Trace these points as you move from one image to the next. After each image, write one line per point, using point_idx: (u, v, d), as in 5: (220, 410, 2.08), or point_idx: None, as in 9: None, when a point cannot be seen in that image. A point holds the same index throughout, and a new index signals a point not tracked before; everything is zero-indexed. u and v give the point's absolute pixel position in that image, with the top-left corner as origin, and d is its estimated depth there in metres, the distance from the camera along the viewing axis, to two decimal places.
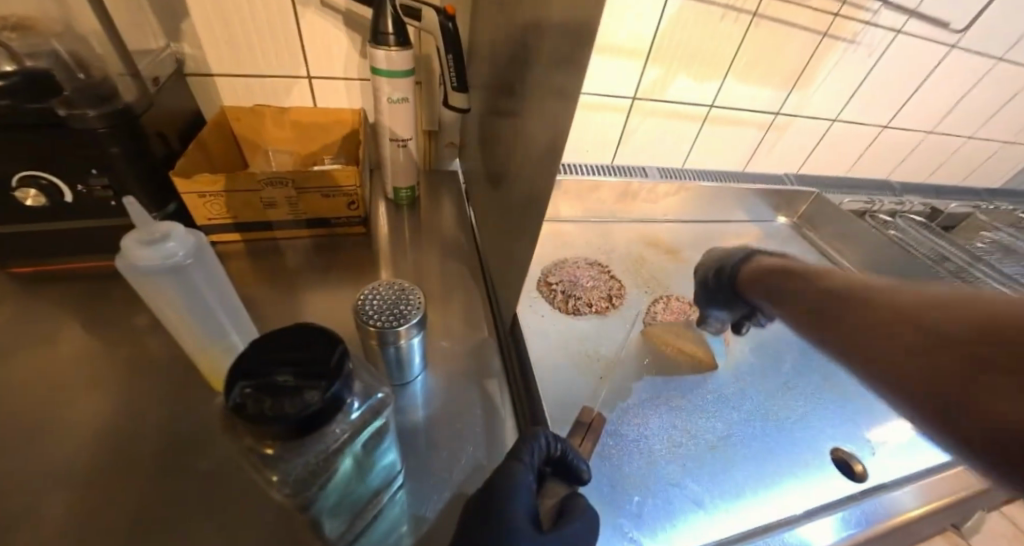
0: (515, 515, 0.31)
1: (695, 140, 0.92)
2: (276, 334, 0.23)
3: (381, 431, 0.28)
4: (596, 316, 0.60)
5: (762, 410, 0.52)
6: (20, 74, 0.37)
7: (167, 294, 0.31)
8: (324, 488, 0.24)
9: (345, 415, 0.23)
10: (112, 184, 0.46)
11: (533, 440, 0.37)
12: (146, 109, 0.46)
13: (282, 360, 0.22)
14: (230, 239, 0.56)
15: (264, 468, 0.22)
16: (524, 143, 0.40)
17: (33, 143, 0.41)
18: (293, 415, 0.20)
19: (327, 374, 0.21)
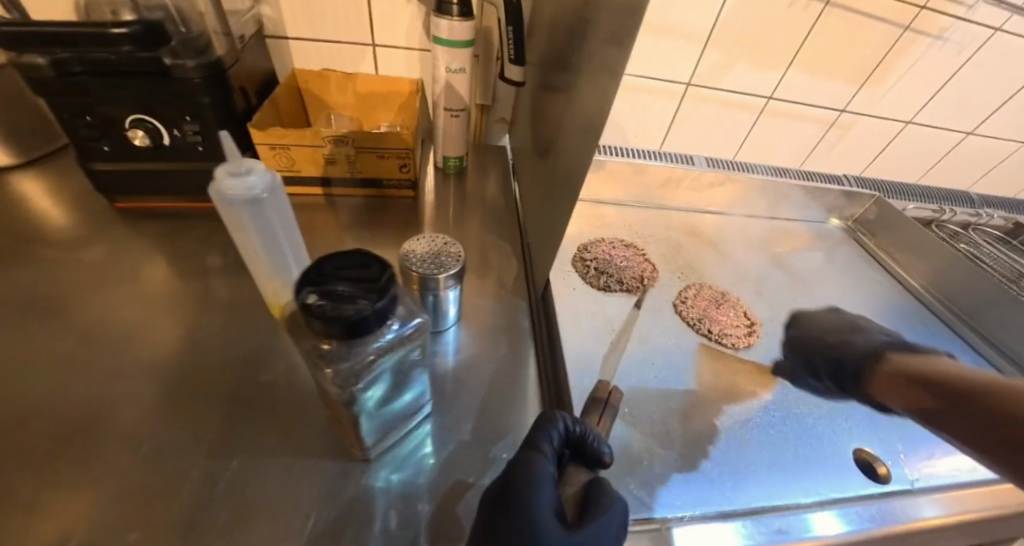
0: (538, 512, 0.32)
1: (750, 131, 0.89)
2: (331, 254, 0.26)
3: (415, 354, 0.32)
4: (626, 294, 0.61)
5: (786, 403, 0.52)
6: (135, 26, 0.42)
7: (248, 227, 0.36)
8: (364, 389, 0.28)
9: (388, 329, 0.27)
10: (201, 131, 0.51)
11: (551, 429, 0.36)
12: (233, 64, 0.52)
13: (341, 273, 0.25)
14: (295, 192, 0.62)
15: (318, 365, 0.27)
16: (573, 114, 0.41)
17: (144, 90, 0.47)
18: (349, 317, 0.23)
19: (378, 290, 0.24)
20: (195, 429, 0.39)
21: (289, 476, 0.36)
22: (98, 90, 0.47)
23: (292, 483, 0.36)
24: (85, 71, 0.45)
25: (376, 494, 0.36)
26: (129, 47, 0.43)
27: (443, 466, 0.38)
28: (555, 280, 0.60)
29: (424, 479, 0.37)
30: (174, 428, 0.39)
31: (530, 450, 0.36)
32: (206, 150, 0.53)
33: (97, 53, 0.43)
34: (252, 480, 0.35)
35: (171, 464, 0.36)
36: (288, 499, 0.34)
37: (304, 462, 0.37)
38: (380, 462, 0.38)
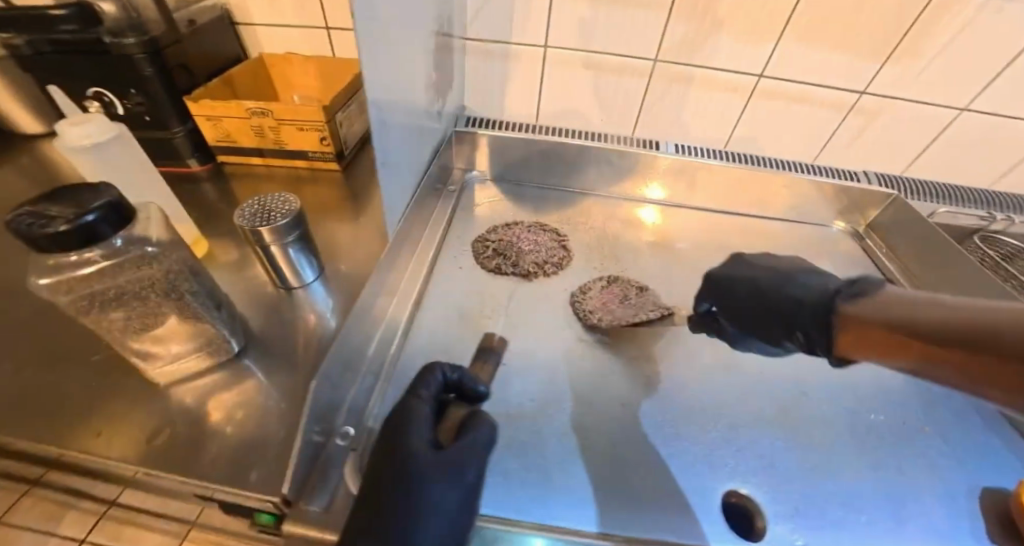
0: (417, 436, 0.31)
1: (741, 117, 0.76)
2: (57, 189, 0.28)
3: (166, 281, 0.34)
4: (518, 278, 0.56)
5: (657, 418, 0.43)
6: (71, 7, 0.50)
7: (103, 173, 0.40)
8: (92, 293, 0.31)
9: (110, 247, 0.29)
10: (147, 103, 0.58)
11: (428, 374, 0.35)
12: (173, 43, 0.57)
13: (59, 200, 0.27)
14: (236, 161, 0.67)
15: (43, 284, 0.28)
16: (400, 71, 0.40)
17: (97, 66, 0.55)
18: (55, 233, 0.26)
19: (87, 207, 0.27)
20: (45, 343, 0.43)
21: (90, 394, 0.39)
22: (64, 67, 0.55)
23: (88, 398, 0.38)
24: (52, 51, 0.54)
25: (148, 421, 0.37)
26: (71, 26, 0.51)
27: (224, 405, 0.38)
28: (444, 260, 0.58)
29: (195, 417, 0.37)
30: (33, 338, 0.44)
31: (405, 399, 0.34)
32: (153, 120, 0.60)
33: (54, 35, 0.52)
34: (61, 391, 0.39)
35: (12, 366, 0.41)
36: (79, 410, 0.38)
37: (110, 382, 0.40)
38: (170, 393, 0.39)
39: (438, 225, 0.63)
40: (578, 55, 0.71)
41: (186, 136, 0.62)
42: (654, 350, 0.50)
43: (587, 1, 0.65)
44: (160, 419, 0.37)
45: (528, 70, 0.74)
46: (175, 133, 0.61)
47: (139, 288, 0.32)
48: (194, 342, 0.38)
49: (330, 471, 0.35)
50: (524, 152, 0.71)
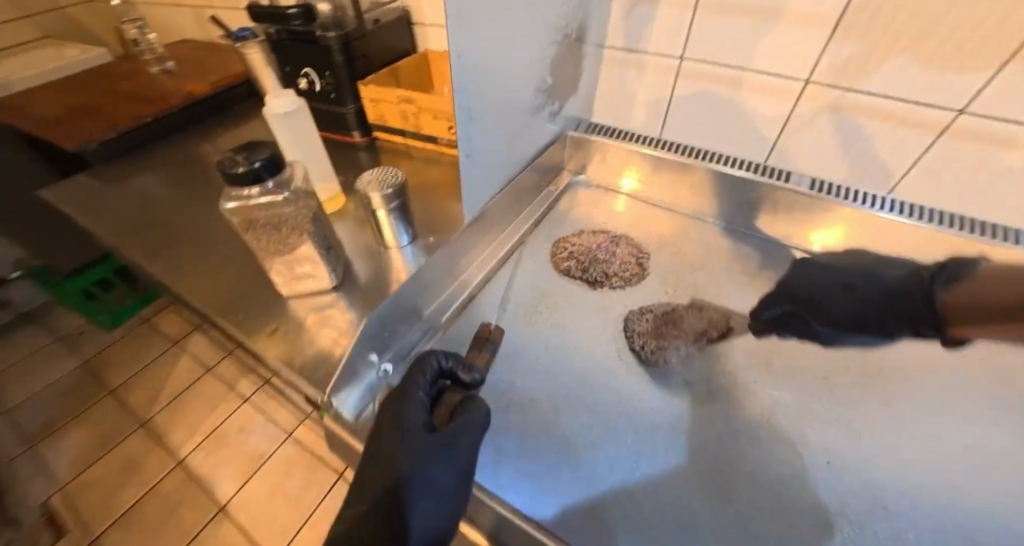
0: (409, 421, 0.37)
1: (918, 162, 0.60)
2: (248, 143, 0.41)
3: (291, 222, 0.44)
4: (584, 285, 0.56)
5: (670, 462, 0.41)
6: (302, 8, 0.67)
7: (288, 138, 0.53)
8: (252, 222, 0.43)
9: (263, 187, 0.41)
10: (335, 83, 0.74)
11: (424, 362, 0.41)
12: (360, 38, 0.72)
13: (246, 151, 0.41)
14: (387, 138, 0.82)
15: (226, 206, 0.42)
16: (502, 77, 0.44)
17: (311, 52, 0.72)
18: (237, 172, 0.38)
19: (256, 158, 0.39)
20: (235, 249, 0.62)
21: (246, 290, 0.55)
22: (292, 51, 0.74)
23: (244, 293, 0.54)
24: (288, 38, 0.73)
25: (270, 318, 0.50)
26: (299, 22, 0.68)
27: (313, 324, 0.49)
28: (522, 251, 0.62)
29: (296, 325, 0.49)
30: (230, 245, 0.63)
31: (400, 385, 0.40)
32: (335, 97, 0.77)
33: (289, 27, 0.70)
34: (231, 283, 0.56)
35: (216, 260, 0.60)
36: (235, 299, 0.53)
37: (258, 286, 0.55)
38: (287, 303, 0.52)
39: (525, 220, 0.66)
40: (714, 68, 0.66)
41: (355, 111, 0.78)
42: (708, 396, 0.45)
43: (733, 11, 0.59)
44: (279, 318, 0.50)
45: (659, 82, 0.72)
46: (349, 108, 0.78)
47: (275, 222, 0.43)
48: (306, 272, 0.49)
49: (366, 396, 0.43)
50: (637, 162, 0.70)
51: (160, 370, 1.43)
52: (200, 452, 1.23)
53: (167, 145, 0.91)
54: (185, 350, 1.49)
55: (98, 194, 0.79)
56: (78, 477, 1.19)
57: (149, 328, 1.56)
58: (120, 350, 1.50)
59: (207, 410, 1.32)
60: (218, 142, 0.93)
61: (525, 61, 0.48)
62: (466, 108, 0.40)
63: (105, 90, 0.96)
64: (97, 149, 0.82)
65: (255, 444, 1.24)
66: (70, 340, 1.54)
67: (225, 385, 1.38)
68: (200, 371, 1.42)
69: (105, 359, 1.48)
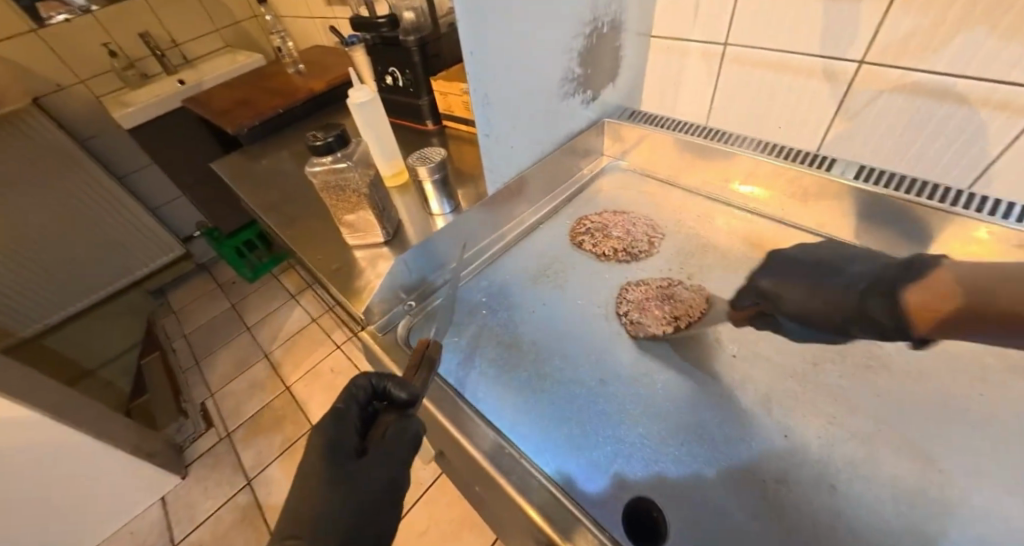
0: (336, 447, 0.43)
1: (1005, 151, 0.52)
2: (330, 125, 0.56)
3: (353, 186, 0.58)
4: (593, 258, 0.62)
5: (626, 404, 0.46)
6: (390, 18, 0.83)
7: (363, 121, 0.68)
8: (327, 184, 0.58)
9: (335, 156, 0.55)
10: (412, 79, 0.88)
11: (352, 390, 0.44)
12: (434, 39, 0.85)
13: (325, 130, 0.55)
14: (452, 125, 0.94)
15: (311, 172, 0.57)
16: (521, 68, 0.53)
17: (396, 53, 0.87)
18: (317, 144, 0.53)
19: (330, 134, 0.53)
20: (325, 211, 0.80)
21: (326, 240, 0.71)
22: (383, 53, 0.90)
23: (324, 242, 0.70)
24: (380, 43, 0.89)
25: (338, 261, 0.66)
26: (387, 29, 0.84)
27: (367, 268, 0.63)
28: (548, 223, 0.69)
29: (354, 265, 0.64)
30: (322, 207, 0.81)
31: (334, 411, 0.44)
32: (414, 91, 0.91)
33: (380, 34, 0.85)
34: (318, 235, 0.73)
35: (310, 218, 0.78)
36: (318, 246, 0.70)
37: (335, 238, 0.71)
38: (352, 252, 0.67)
39: (556, 196, 0.72)
40: (762, 54, 0.64)
41: (427, 102, 0.92)
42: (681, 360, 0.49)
43: None
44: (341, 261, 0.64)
45: (706, 68, 0.72)
46: (422, 99, 0.91)
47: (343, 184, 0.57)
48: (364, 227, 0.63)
49: (393, 319, 0.57)
50: (674, 150, 0.72)
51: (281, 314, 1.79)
52: (302, 382, 1.53)
53: (292, 131, 1.15)
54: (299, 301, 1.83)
55: (244, 167, 1.04)
56: (223, 387, 1.58)
57: (277, 282, 1.96)
58: (257, 298, 1.92)
59: (311, 351, 1.63)
60: None
61: (546, 53, 0.55)
62: (482, 93, 0.50)
63: (256, 89, 1.25)
64: (247, 133, 1.09)
65: (341, 382, 1.50)
66: (226, 287, 2.00)
67: (325, 333, 1.68)
68: (309, 319, 1.75)
69: (248, 303, 1.90)
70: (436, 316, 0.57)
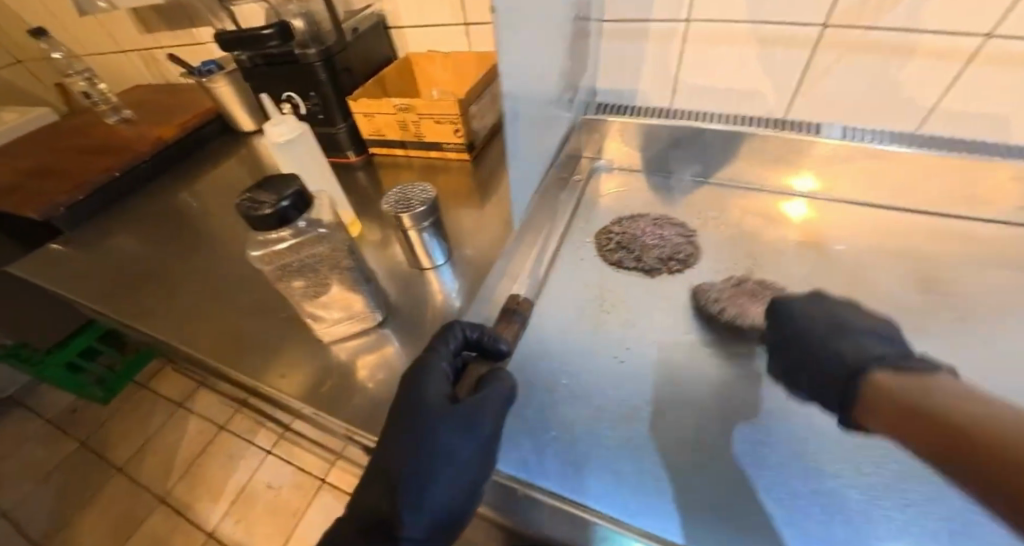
0: (429, 393, 0.35)
1: (947, 93, 0.58)
2: (265, 178, 0.36)
3: (330, 260, 0.39)
4: (640, 274, 0.53)
5: (800, 449, 0.37)
6: (278, 26, 0.60)
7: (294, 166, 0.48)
8: (289, 265, 0.38)
9: (295, 227, 0.36)
10: (321, 103, 0.68)
11: (448, 331, 0.39)
12: (341, 50, 0.67)
13: (265, 187, 0.36)
14: (383, 153, 0.76)
15: (256, 256, 0.37)
16: (535, 67, 0.41)
17: (291, 73, 0.66)
18: (267, 215, 0.33)
19: (282, 195, 0.34)
20: (253, 300, 0.57)
21: (279, 341, 0.49)
22: (268, 76, 0.68)
23: (278, 345, 0.49)
24: (262, 64, 0.67)
25: (317, 367, 0.45)
26: (276, 42, 0.62)
27: (369, 366, 0.45)
28: (565, 248, 0.58)
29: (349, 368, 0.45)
30: (246, 296, 0.58)
31: (419, 359, 0.38)
32: (324, 117, 0.71)
33: (263, 50, 0.64)
34: (263, 337, 0.51)
35: (234, 315, 0.55)
36: (272, 353, 0.48)
37: (293, 335, 0.50)
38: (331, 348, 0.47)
39: (561, 215, 0.61)
40: (725, 29, 0.62)
41: (348, 130, 0.72)
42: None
43: None
44: (323, 373, 0.45)
45: (664, 51, 0.68)
46: (340, 127, 0.72)
47: (313, 261, 0.39)
48: (349, 311, 0.44)
49: None
50: (653, 140, 0.67)
51: (168, 438, 1.34)
52: (231, 519, 1.15)
53: (141, 197, 0.83)
54: (192, 412, 1.40)
55: (76, 265, 0.71)
56: None
57: (148, 395, 1.46)
58: (121, 424, 1.40)
59: (230, 472, 1.24)
60: (195, 188, 0.86)
61: (548, 44, 0.44)
62: (513, 108, 0.36)
63: (60, 150, 0.88)
64: (66, 214, 0.75)
65: (288, 498, 1.17)
66: (62, 424, 1.43)
67: (243, 441, 1.30)
68: (213, 431, 1.34)
69: (106, 436, 1.38)
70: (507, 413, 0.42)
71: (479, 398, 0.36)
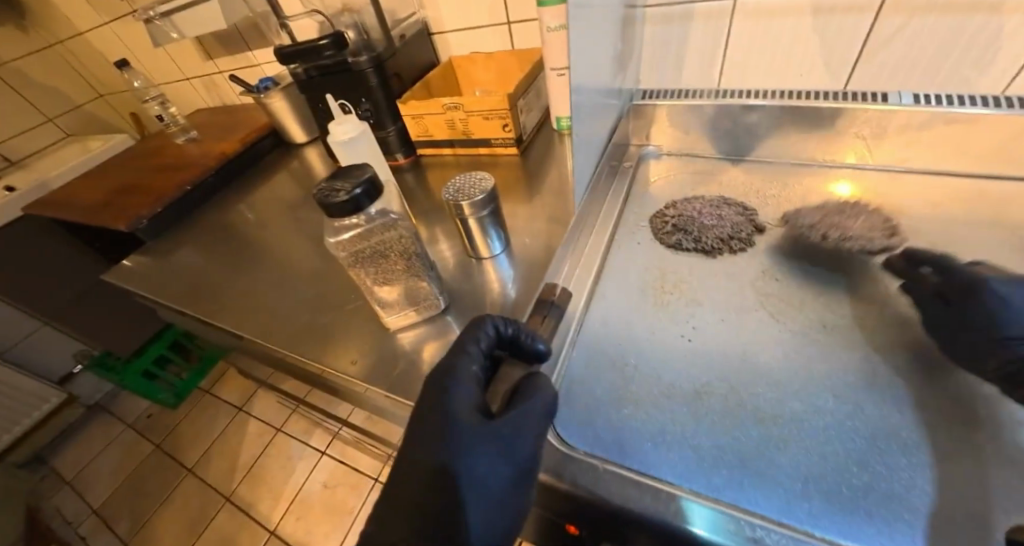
0: (461, 404, 0.34)
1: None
2: (338, 169, 0.38)
3: (397, 246, 0.40)
4: (701, 255, 0.51)
5: (891, 421, 0.35)
6: (332, 37, 0.65)
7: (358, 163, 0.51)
8: (361, 252, 0.40)
9: (367, 214, 0.38)
10: (372, 108, 0.72)
11: (478, 332, 0.38)
12: (390, 56, 0.70)
13: (338, 179, 0.38)
14: (431, 154, 0.79)
15: (332, 244, 0.39)
16: (587, 44, 0.41)
17: (344, 82, 0.70)
18: (343, 202, 0.35)
19: (355, 183, 0.36)
20: (318, 296, 0.60)
21: (346, 332, 0.52)
22: (323, 87, 0.72)
23: (345, 335, 0.51)
24: (317, 75, 0.71)
25: (385, 353, 0.47)
26: (331, 51, 0.66)
27: (435, 351, 0.46)
28: (621, 232, 0.57)
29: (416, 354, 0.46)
30: (312, 292, 0.61)
31: (448, 365, 0.36)
32: (375, 122, 0.74)
33: (319, 62, 0.68)
34: (331, 328, 0.53)
35: (302, 310, 0.58)
36: (340, 343, 0.50)
37: (359, 325, 0.52)
38: (396, 336, 0.49)
39: (614, 200, 0.61)
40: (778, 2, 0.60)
41: (397, 132, 0.75)
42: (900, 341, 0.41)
43: None
44: (392, 358, 0.47)
45: (711, 32, 0.67)
46: (390, 130, 0.75)
47: (384, 248, 0.40)
48: (414, 297, 0.45)
49: None
50: (704, 123, 0.65)
51: (232, 438, 1.42)
52: (292, 516, 1.20)
53: (210, 209, 0.90)
54: (252, 414, 1.48)
55: (159, 271, 0.78)
56: None
57: (212, 398, 1.56)
58: (190, 426, 1.50)
59: (289, 472, 1.30)
60: (257, 198, 0.92)
61: (599, 25, 0.44)
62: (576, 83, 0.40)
63: (139, 170, 0.96)
64: (147, 225, 0.82)
65: (343, 497, 1.21)
66: (139, 425, 1.55)
67: (300, 442, 1.36)
68: (272, 432, 1.41)
69: (177, 437, 1.48)
70: (577, 393, 0.42)
71: (513, 409, 0.35)
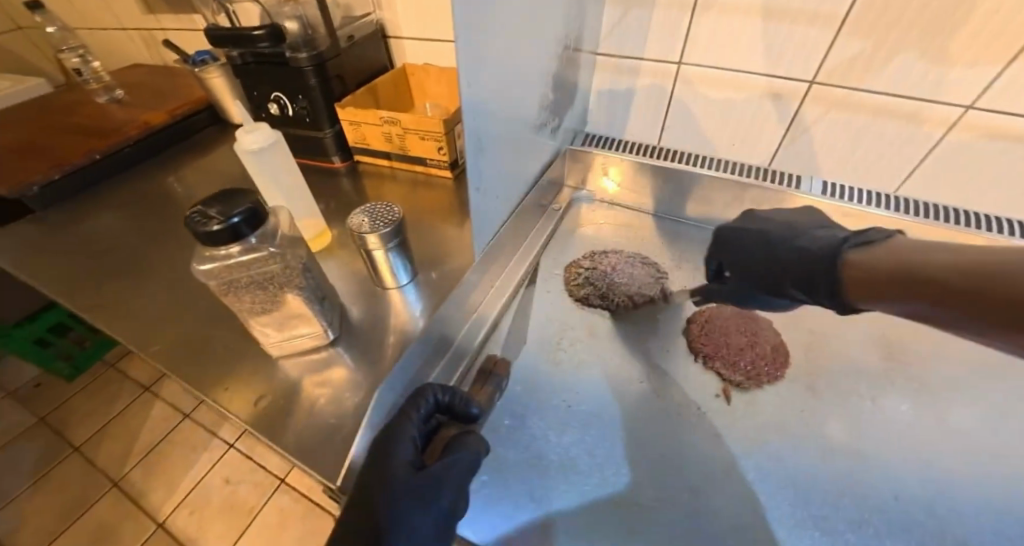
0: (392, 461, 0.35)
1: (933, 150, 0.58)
2: (221, 191, 0.36)
3: (282, 278, 0.38)
4: (603, 313, 0.55)
5: (717, 506, 0.39)
6: (269, 28, 0.60)
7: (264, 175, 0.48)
8: (242, 279, 0.37)
9: (245, 243, 0.35)
10: (308, 107, 0.68)
11: (419, 397, 0.40)
12: (334, 57, 0.67)
13: (220, 201, 0.35)
14: (369, 162, 0.76)
15: (203, 263, 0.36)
16: (508, 90, 0.40)
17: (280, 74, 0.66)
18: (215, 229, 0.33)
19: (232, 212, 0.33)
20: (210, 301, 0.55)
21: (225, 349, 0.48)
22: (257, 74, 0.67)
23: (224, 354, 0.47)
24: (252, 61, 0.66)
25: (263, 384, 0.44)
26: (267, 43, 0.62)
27: (315, 391, 0.43)
28: (533, 285, 0.60)
29: (292, 391, 0.43)
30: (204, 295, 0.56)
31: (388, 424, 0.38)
32: (311, 121, 0.70)
33: (254, 49, 0.63)
34: (210, 343, 0.49)
35: (188, 316, 0.53)
36: (215, 362, 0.47)
37: (242, 343, 0.49)
38: (281, 365, 0.46)
39: (533, 243, 0.64)
40: (717, 72, 0.63)
41: (333, 135, 0.72)
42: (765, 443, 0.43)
43: (738, 13, 0.56)
44: (261, 391, 0.44)
45: (655, 89, 0.68)
46: (325, 132, 0.72)
47: (266, 277, 0.38)
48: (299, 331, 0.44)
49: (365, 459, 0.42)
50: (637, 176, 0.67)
51: (131, 420, 1.31)
52: (183, 511, 1.12)
53: (123, 182, 0.82)
54: (159, 396, 1.37)
55: (41, 243, 0.69)
56: None
57: (117, 375, 1.44)
58: (85, 402, 1.37)
59: (190, 464, 1.21)
60: (175, 175, 0.84)
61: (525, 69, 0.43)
62: (478, 137, 0.36)
63: (45, 125, 0.87)
64: (38, 193, 0.73)
65: (245, 497, 1.15)
66: (24, 397, 1.39)
67: (207, 431, 1.28)
68: (179, 418, 1.31)
69: (68, 412, 1.35)
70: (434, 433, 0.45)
71: (444, 463, 0.36)
